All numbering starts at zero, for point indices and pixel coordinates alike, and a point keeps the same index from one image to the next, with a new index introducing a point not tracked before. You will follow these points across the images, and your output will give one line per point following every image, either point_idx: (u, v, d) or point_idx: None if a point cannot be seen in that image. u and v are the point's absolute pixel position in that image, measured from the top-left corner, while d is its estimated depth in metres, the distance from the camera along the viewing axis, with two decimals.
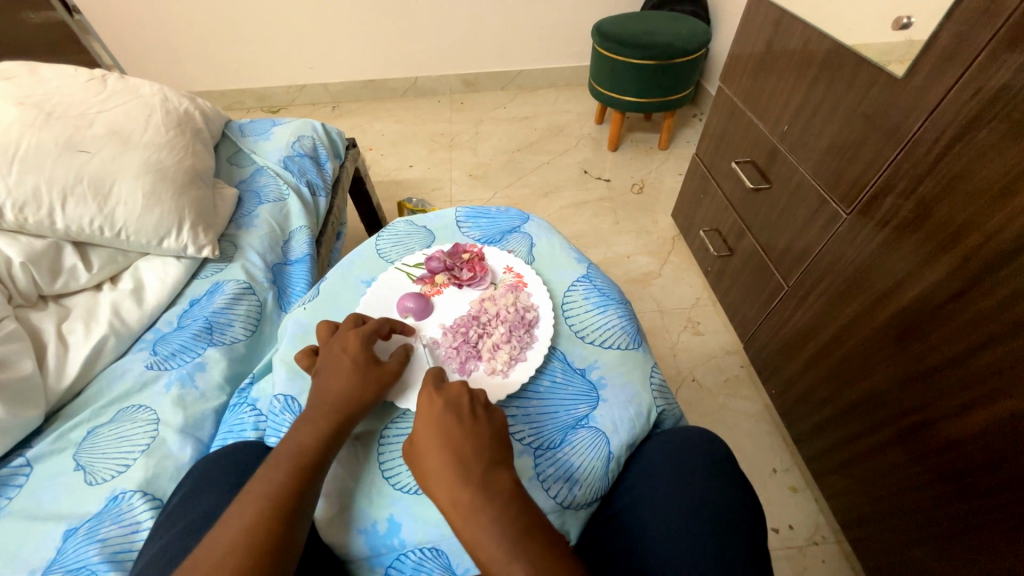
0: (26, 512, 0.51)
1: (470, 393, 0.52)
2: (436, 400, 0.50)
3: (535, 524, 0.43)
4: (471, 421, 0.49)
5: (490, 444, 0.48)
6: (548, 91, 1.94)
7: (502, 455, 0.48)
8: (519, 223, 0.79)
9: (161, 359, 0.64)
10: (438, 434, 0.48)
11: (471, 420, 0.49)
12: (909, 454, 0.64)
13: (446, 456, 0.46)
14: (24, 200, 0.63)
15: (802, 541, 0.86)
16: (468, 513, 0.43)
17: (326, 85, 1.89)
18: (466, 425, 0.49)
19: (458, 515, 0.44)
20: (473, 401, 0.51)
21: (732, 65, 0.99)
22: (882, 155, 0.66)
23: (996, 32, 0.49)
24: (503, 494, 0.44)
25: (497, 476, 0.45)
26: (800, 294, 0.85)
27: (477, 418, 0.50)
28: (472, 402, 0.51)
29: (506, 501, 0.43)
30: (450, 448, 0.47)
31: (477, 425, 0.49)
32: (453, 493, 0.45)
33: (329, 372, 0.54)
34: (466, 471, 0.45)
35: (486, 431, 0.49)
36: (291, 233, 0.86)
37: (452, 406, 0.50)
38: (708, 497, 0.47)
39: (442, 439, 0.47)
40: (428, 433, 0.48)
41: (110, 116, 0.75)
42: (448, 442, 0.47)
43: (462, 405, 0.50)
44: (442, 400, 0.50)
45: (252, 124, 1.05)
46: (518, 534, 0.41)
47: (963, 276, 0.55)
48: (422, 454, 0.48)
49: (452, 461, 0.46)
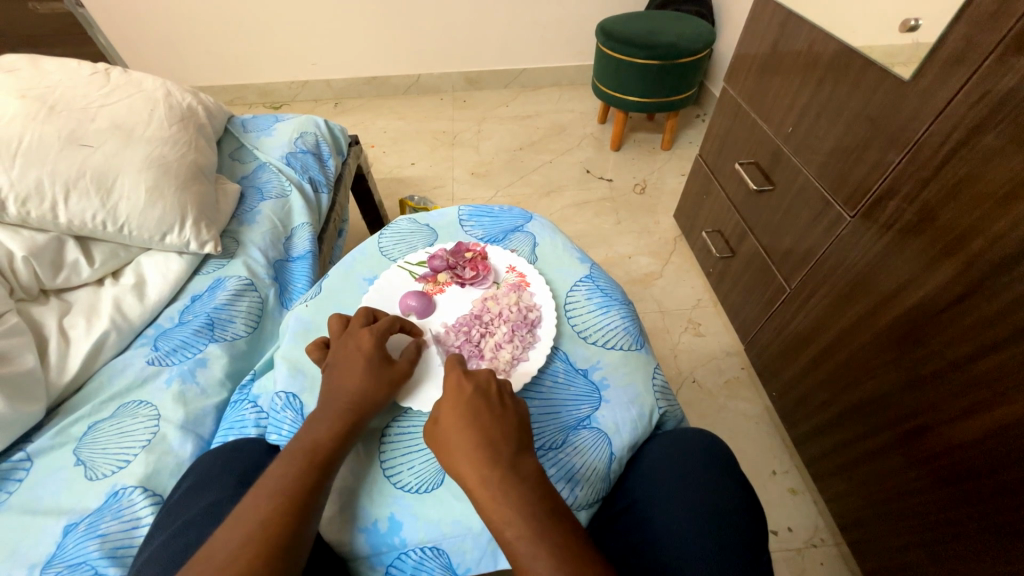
0: (26, 506, 0.51)
1: (498, 381, 0.52)
2: (464, 384, 0.50)
3: (559, 511, 0.42)
4: (498, 407, 0.49)
5: (515, 435, 0.47)
6: (551, 90, 1.94)
7: (526, 444, 0.47)
8: (522, 222, 0.79)
9: (162, 355, 0.64)
10: (455, 424, 0.48)
11: (500, 406, 0.49)
12: (909, 457, 0.64)
13: (469, 445, 0.46)
14: (26, 194, 0.63)
15: (801, 543, 0.86)
16: (492, 503, 0.43)
17: (328, 81, 1.89)
18: (494, 411, 0.48)
19: (481, 503, 0.43)
20: (500, 388, 0.51)
21: (737, 64, 0.99)
22: (886, 159, 0.66)
23: (1003, 38, 0.49)
24: (522, 486, 0.43)
25: (517, 467, 0.44)
26: (801, 295, 0.85)
27: (504, 406, 0.49)
28: (499, 389, 0.51)
29: (527, 491, 0.43)
30: (467, 439, 0.46)
31: (505, 410, 0.49)
32: (476, 483, 0.44)
33: (341, 366, 0.54)
34: (484, 463, 0.45)
35: (513, 417, 0.48)
36: (293, 230, 0.86)
37: (481, 389, 0.50)
38: (711, 498, 0.47)
39: (465, 427, 0.47)
40: (456, 416, 0.48)
41: (113, 110, 0.74)
42: (471, 430, 0.47)
43: (489, 391, 0.50)
44: (470, 385, 0.50)
45: (255, 119, 1.05)
46: (542, 523, 0.41)
47: (966, 281, 0.55)
48: (443, 444, 0.48)
49: (469, 452, 0.45)
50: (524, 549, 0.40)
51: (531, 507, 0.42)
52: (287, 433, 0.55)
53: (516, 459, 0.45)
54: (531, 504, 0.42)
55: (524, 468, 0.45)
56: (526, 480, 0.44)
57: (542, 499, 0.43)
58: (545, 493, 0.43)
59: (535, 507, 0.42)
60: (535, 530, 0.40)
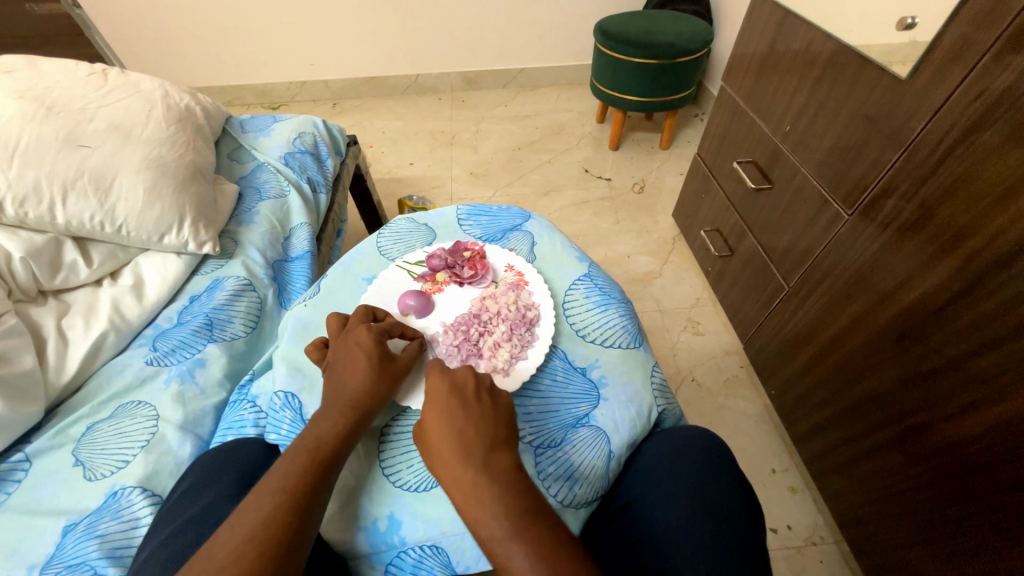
0: (25, 507, 0.51)
1: (477, 376, 0.52)
2: (441, 382, 0.51)
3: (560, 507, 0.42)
4: (475, 402, 0.49)
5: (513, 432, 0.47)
6: (549, 90, 1.94)
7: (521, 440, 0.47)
8: (520, 221, 0.79)
9: (161, 355, 0.64)
10: (453, 421, 0.47)
11: (476, 400, 0.49)
12: (908, 455, 0.64)
13: (467, 443, 0.46)
14: (24, 195, 0.63)
15: (801, 542, 0.86)
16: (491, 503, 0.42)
17: (327, 82, 1.89)
18: (470, 405, 0.48)
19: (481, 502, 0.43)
20: (479, 383, 0.51)
21: (735, 63, 0.99)
22: (884, 157, 0.66)
23: (1000, 35, 0.50)
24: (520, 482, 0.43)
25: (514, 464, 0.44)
26: (800, 294, 0.85)
27: (482, 400, 0.49)
28: (478, 384, 0.51)
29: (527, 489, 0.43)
30: (466, 437, 0.46)
31: (482, 405, 0.49)
32: None
33: (341, 364, 0.54)
34: (481, 458, 0.44)
35: (492, 413, 0.48)
36: (291, 230, 0.86)
37: (456, 388, 0.50)
38: (709, 495, 0.47)
39: (462, 425, 0.47)
40: (453, 413, 0.48)
41: (111, 111, 0.74)
42: (469, 428, 0.47)
43: (467, 387, 0.50)
44: (447, 381, 0.51)
45: (252, 120, 1.05)
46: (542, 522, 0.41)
47: (964, 278, 0.55)
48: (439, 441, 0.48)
49: (469, 450, 0.45)
50: (523, 545, 0.39)
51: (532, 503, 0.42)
52: (286, 432, 0.55)
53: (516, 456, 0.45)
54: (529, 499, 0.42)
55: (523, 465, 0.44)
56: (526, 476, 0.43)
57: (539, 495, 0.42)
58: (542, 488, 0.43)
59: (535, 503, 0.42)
60: (537, 527, 0.40)
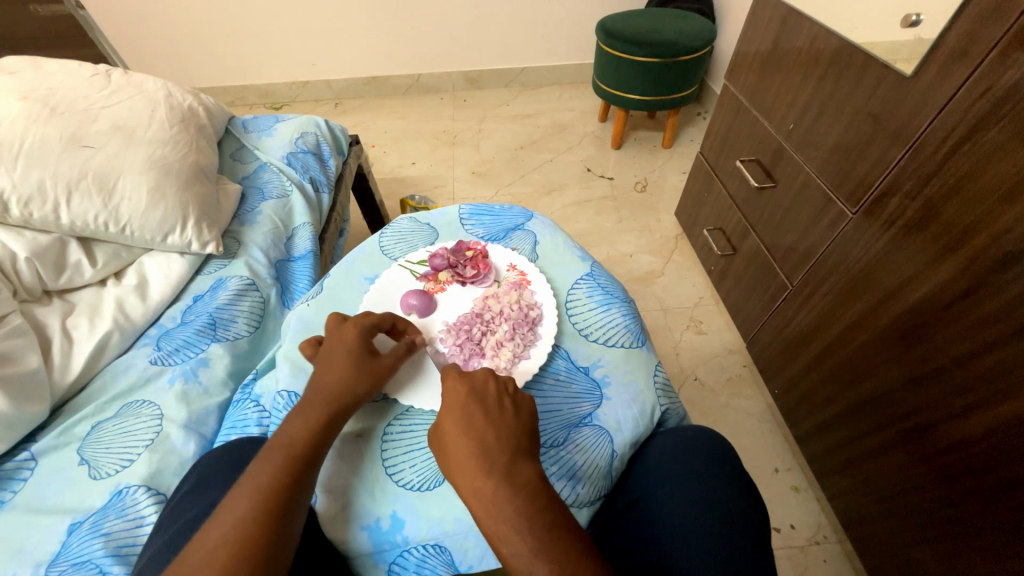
0: (31, 506, 0.52)
1: (496, 380, 0.52)
2: (462, 388, 0.50)
3: (562, 515, 0.42)
4: (496, 409, 0.49)
5: (514, 438, 0.47)
6: (552, 89, 1.94)
7: (525, 449, 0.47)
8: (522, 220, 0.79)
9: (164, 355, 0.64)
10: (456, 428, 0.48)
11: (497, 406, 0.49)
12: (911, 454, 0.64)
13: (472, 451, 0.46)
14: (29, 195, 0.63)
15: (803, 541, 0.86)
16: (492, 513, 0.42)
17: (329, 82, 1.89)
18: (492, 412, 0.48)
19: (479, 513, 0.43)
20: (500, 387, 0.51)
21: (738, 61, 0.98)
22: (889, 155, 0.65)
23: (1007, 31, 0.49)
24: (525, 490, 0.43)
25: (514, 472, 0.44)
26: (804, 293, 0.85)
27: (503, 406, 0.49)
28: (499, 389, 0.51)
29: (531, 496, 0.42)
30: (468, 446, 0.46)
31: (502, 412, 0.49)
32: (475, 492, 0.44)
33: (326, 362, 0.54)
34: (481, 464, 0.44)
35: (510, 419, 0.48)
36: (294, 230, 0.86)
37: (476, 392, 0.50)
38: (714, 497, 0.47)
39: (466, 432, 0.47)
40: (458, 423, 0.48)
41: (115, 111, 0.75)
42: (471, 436, 0.46)
43: (489, 394, 0.50)
44: (467, 386, 0.50)
45: (255, 120, 1.05)
46: (547, 528, 0.41)
47: (970, 276, 0.54)
48: (442, 449, 0.48)
49: (473, 457, 0.45)
50: (527, 550, 0.39)
51: (537, 511, 0.42)
52: None
53: (521, 463, 0.45)
54: (533, 506, 0.42)
55: (524, 472, 0.44)
56: (530, 483, 0.43)
57: (542, 502, 0.42)
58: (546, 493, 0.43)
59: (542, 509, 0.42)
60: (544, 534, 0.40)
